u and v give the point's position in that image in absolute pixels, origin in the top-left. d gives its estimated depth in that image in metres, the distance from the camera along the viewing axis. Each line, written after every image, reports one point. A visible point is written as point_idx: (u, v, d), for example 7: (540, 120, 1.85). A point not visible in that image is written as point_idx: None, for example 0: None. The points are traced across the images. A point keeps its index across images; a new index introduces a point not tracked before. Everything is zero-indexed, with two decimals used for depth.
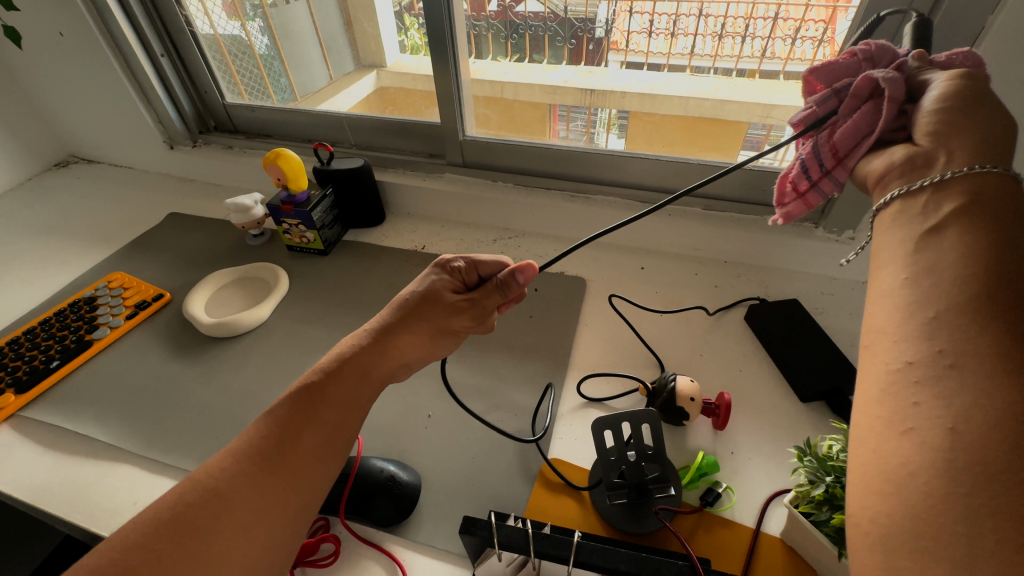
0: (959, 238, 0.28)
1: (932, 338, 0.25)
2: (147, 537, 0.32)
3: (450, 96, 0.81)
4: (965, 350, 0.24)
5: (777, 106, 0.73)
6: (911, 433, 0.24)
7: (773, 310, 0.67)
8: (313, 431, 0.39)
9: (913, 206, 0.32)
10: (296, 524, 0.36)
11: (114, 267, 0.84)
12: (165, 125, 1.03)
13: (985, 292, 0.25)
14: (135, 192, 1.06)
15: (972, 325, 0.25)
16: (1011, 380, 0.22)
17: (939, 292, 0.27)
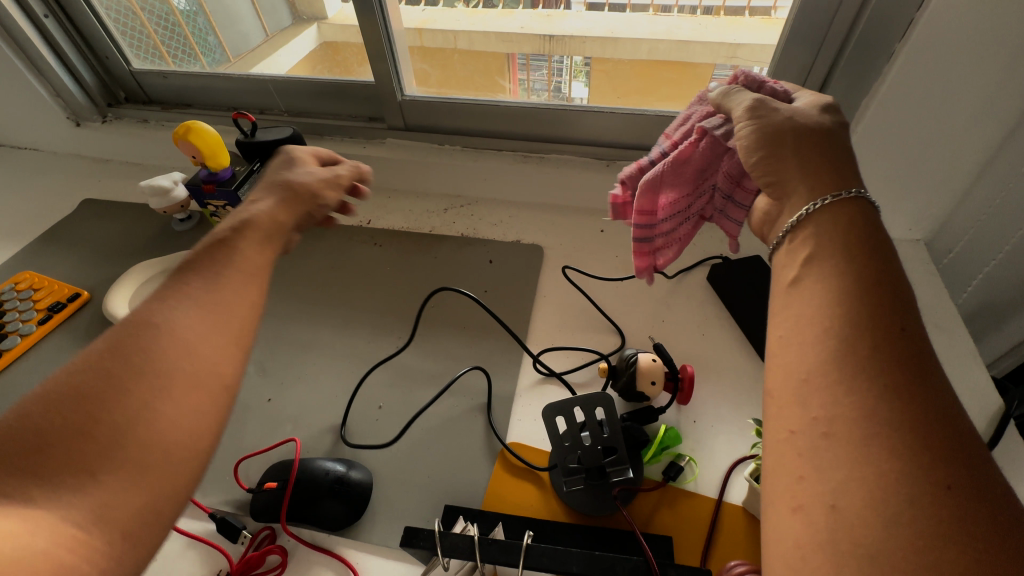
0: (825, 272, 0.28)
1: (820, 366, 0.26)
2: (20, 419, 0.25)
3: (382, 50, 0.72)
4: (850, 376, 0.25)
5: (742, 44, 0.68)
6: (801, 461, 0.25)
7: (735, 269, 0.64)
8: (224, 292, 0.34)
9: (800, 232, 0.31)
10: (218, 389, 0.31)
11: (22, 266, 0.76)
12: (66, 98, 0.91)
13: (879, 321, 0.26)
14: (44, 176, 0.95)
15: (875, 366, 0.24)
16: (909, 406, 0.23)
17: (809, 327, 0.27)
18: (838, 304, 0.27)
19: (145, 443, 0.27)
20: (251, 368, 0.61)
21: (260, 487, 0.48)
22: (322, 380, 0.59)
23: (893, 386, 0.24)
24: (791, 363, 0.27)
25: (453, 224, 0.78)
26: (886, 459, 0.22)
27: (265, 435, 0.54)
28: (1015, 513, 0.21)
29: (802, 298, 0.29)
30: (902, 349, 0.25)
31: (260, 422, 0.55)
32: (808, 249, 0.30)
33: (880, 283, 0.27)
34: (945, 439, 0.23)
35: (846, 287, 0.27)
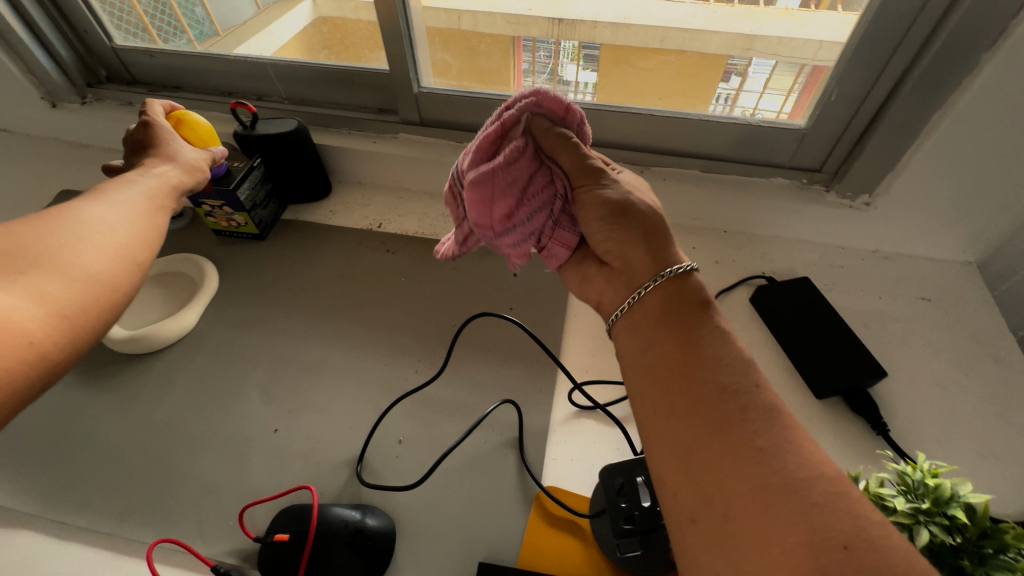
0: (665, 359, 0.34)
1: (690, 458, 0.30)
2: None
3: (399, 35, 0.65)
4: (719, 463, 0.29)
5: (759, 36, 0.62)
6: (715, 561, 0.28)
7: (783, 292, 0.60)
8: (127, 207, 0.43)
9: (643, 315, 0.37)
10: (133, 268, 0.40)
11: None
12: (40, 77, 0.82)
13: (710, 401, 0.31)
14: (17, 163, 0.86)
15: (728, 447, 0.29)
16: (771, 479, 0.28)
17: (671, 414, 0.32)
18: (681, 388, 0.32)
19: (66, 270, 0.34)
20: (255, 393, 0.55)
21: (269, 538, 0.43)
22: (334, 409, 0.53)
23: (750, 463, 0.29)
24: (666, 449, 0.32)
25: None
26: (779, 528, 0.26)
27: (273, 473, 0.49)
28: (889, 533, 0.26)
29: (659, 391, 0.33)
30: (746, 409, 0.31)
31: (267, 456, 0.50)
32: (657, 337, 0.35)
33: (717, 358, 0.33)
34: (817, 485, 0.27)
35: (695, 369, 0.33)
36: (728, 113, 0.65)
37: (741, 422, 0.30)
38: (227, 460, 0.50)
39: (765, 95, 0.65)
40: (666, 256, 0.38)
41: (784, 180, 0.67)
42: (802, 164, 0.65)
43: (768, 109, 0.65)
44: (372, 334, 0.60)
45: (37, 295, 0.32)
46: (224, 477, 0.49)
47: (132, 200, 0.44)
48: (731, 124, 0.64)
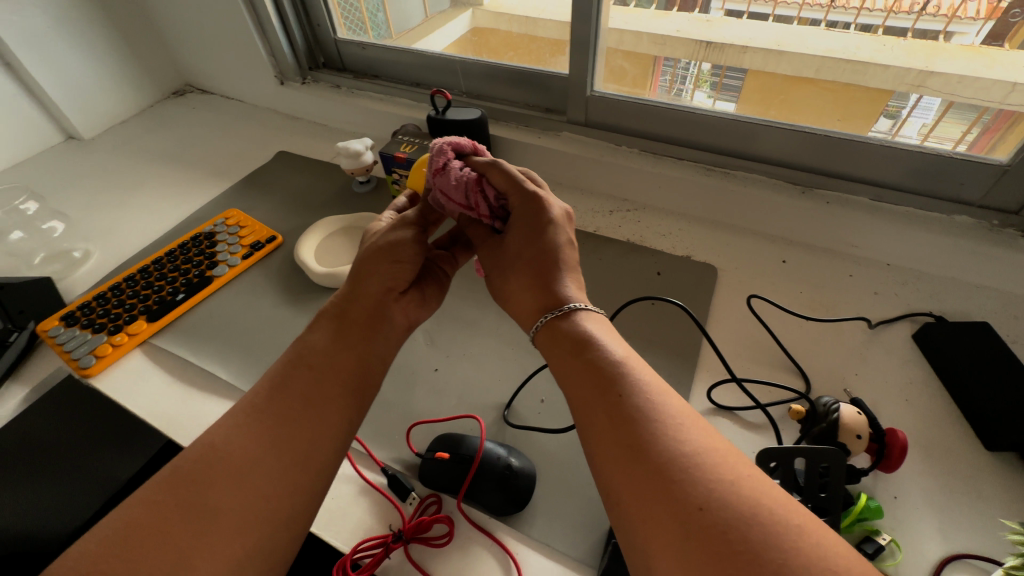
0: (577, 367, 0.38)
1: (602, 440, 0.34)
2: (219, 447, 0.36)
3: (586, 45, 0.71)
4: (626, 442, 0.32)
5: (937, 74, 0.61)
6: (632, 534, 0.30)
7: (955, 333, 0.56)
8: (322, 346, 0.44)
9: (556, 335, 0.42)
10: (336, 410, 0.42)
11: (230, 203, 0.85)
12: (278, 59, 1.01)
13: (601, 391, 0.35)
14: (246, 125, 1.06)
15: (627, 430, 0.33)
16: (659, 452, 0.31)
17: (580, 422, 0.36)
18: (586, 383, 0.37)
19: (281, 418, 0.39)
20: (421, 336, 0.63)
21: (431, 454, 0.50)
22: (487, 362, 0.60)
23: (643, 439, 0.32)
24: (587, 432, 0.35)
25: (617, 227, 0.77)
26: (659, 502, 0.29)
27: (433, 403, 0.56)
28: (752, 499, 0.28)
29: (575, 406, 0.37)
30: (629, 405, 0.34)
31: (428, 389, 0.58)
32: (563, 357, 0.40)
33: (604, 365, 0.37)
34: (695, 465, 0.30)
35: (598, 364, 0.37)
36: (890, 136, 0.64)
37: (625, 414, 0.33)
38: (396, 385, 0.58)
39: (931, 135, 0.63)
40: (551, 280, 0.45)
41: (969, 219, 0.63)
42: (993, 205, 0.61)
43: (937, 138, 0.62)
44: None
45: (259, 440, 0.37)
46: (394, 398, 0.57)
47: (336, 340, 0.45)
48: (914, 151, 0.61)
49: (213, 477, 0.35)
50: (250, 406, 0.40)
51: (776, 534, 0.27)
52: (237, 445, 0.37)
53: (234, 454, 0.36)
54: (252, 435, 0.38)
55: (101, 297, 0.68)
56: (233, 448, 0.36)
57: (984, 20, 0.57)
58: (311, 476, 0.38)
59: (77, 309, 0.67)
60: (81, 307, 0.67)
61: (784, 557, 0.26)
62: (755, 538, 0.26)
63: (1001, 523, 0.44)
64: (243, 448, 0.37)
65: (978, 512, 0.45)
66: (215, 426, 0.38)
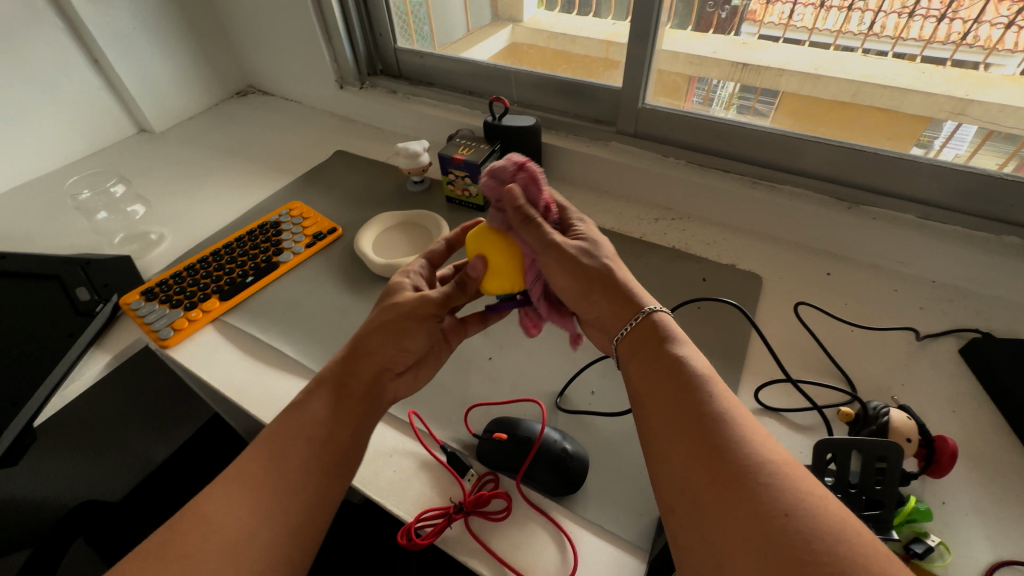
0: (656, 384, 0.39)
1: (682, 443, 0.35)
2: (213, 511, 0.38)
3: (640, 62, 0.75)
4: (709, 444, 0.34)
5: (976, 101, 0.64)
6: (706, 533, 0.32)
7: (1003, 348, 0.57)
8: (321, 413, 0.45)
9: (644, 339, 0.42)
10: (329, 479, 0.42)
11: (292, 196, 0.90)
12: (340, 65, 1.07)
13: (688, 400, 0.37)
14: (305, 126, 1.12)
15: (713, 433, 0.35)
16: (743, 458, 0.33)
17: (659, 421, 0.38)
18: (669, 394, 0.38)
19: (266, 488, 0.40)
20: None
21: (489, 435, 0.52)
22: (539, 354, 0.63)
23: (727, 445, 0.34)
24: (666, 436, 0.37)
25: (663, 234, 0.79)
26: (741, 502, 0.31)
27: (489, 390, 0.59)
28: (833, 510, 0.31)
29: (655, 403, 0.39)
30: (715, 413, 0.36)
31: (484, 376, 0.60)
32: (645, 357, 0.41)
33: (692, 374, 0.38)
34: (779, 471, 0.32)
35: (677, 373, 0.39)
36: (928, 156, 0.66)
37: (712, 420, 0.35)
38: (453, 371, 0.61)
39: (974, 158, 0.65)
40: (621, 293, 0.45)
41: (1018, 239, 0.64)
42: None
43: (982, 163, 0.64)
44: None
45: (242, 511, 0.38)
46: (451, 383, 0.60)
47: (329, 412, 0.45)
48: (959, 171, 0.63)
49: (189, 545, 0.36)
50: (238, 472, 0.41)
51: (857, 544, 0.29)
52: (219, 513, 0.38)
53: (217, 522, 0.37)
54: (235, 504, 0.39)
55: (177, 276, 0.73)
56: (217, 516, 0.38)
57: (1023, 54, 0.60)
58: (290, 559, 0.38)
59: (155, 286, 0.72)
60: (159, 284, 0.72)
61: (868, 562, 0.28)
62: (839, 545, 0.29)
63: None
64: (225, 517, 0.38)
65: None
66: (202, 491, 0.40)
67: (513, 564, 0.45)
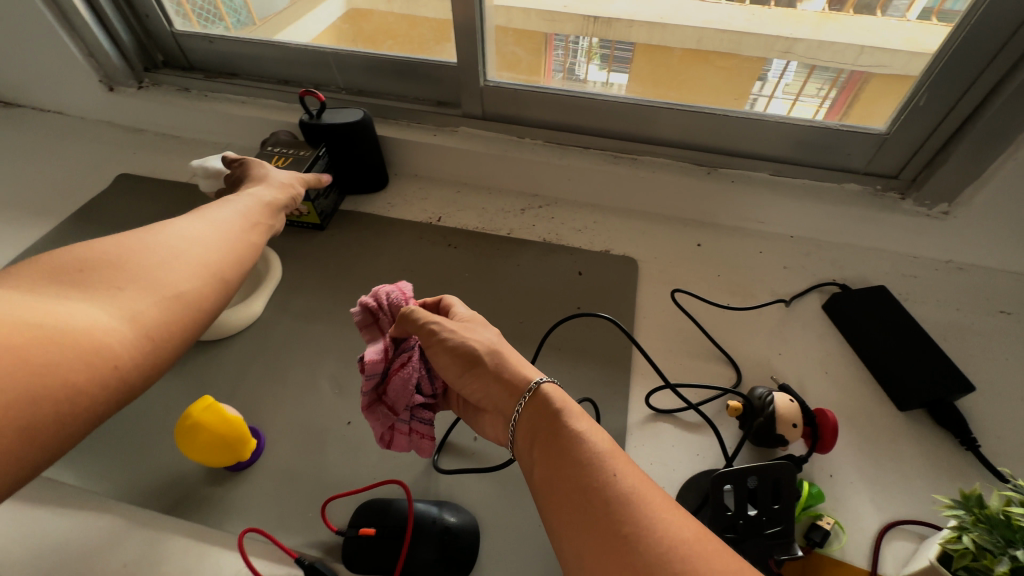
0: (544, 463, 0.33)
1: (588, 529, 0.29)
2: (122, 253, 0.37)
3: (472, 29, 0.64)
4: (615, 526, 0.28)
5: (800, 39, 0.62)
6: None
7: (858, 299, 0.58)
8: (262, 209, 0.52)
9: (537, 415, 0.36)
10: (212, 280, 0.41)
11: (58, 248, 0.68)
12: (100, 60, 0.82)
13: (584, 480, 0.31)
14: (72, 144, 0.86)
15: (618, 512, 0.29)
16: (653, 539, 0.28)
17: (557, 511, 0.31)
18: (566, 471, 0.32)
19: (181, 257, 0.39)
20: (326, 384, 0.54)
21: (354, 532, 0.42)
22: None
23: (636, 525, 0.28)
24: (568, 525, 0.30)
25: (532, 226, 0.72)
26: None
27: (350, 465, 0.48)
28: None
29: (552, 501, 0.32)
30: (623, 500, 0.29)
31: (343, 448, 0.49)
32: (539, 440, 0.35)
33: (589, 453, 0.32)
34: (693, 550, 0.27)
35: (572, 445, 0.33)
36: (760, 112, 0.65)
37: (619, 509, 0.29)
38: (302, 451, 0.49)
39: (799, 102, 0.64)
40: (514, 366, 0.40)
41: (857, 185, 0.66)
42: (878, 170, 0.64)
43: (808, 96, 0.64)
44: None
45: (198, 247, 0.41)
46: (300, 467, 0.48)
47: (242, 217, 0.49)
48: (801, 126, 0.63)
49: (145, 274, 0.37)
50: (138, 242, 0.38)
51: None
52: (172, 262, 0.39)
53: (94, 273, 0.35)
54: (208, 230, 0.44)
55: None
56: (101, 268, 0.35)
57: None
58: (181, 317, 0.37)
59: None
60: None
61: None
62: None
63: (923, 483, 0.47)
64: (196, 236, 0.42)
65: (903, 475, 0.47)
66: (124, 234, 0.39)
67: None
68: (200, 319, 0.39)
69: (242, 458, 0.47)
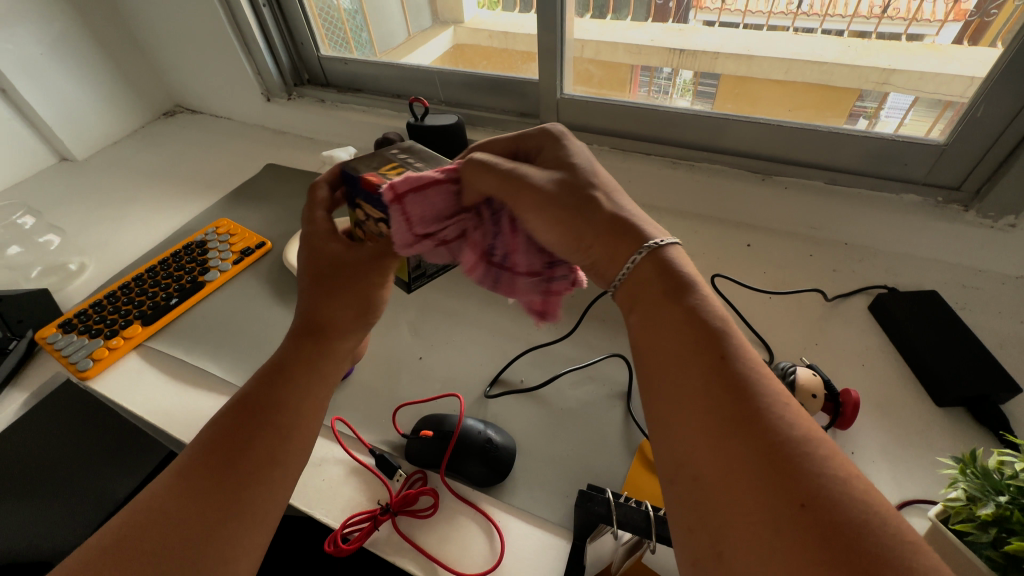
0: (674, 329, 0.33)
1: (695, 424, 0.30)
2: (198, 460, 0.37)
3: (553, 52, 0.76)
4: (720, 428, 0.29)
5: (898, 71, 0.67)
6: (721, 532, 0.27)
7: (906, 300, 0.60)
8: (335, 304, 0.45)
9: (649, 277, 0.36)
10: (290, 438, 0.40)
11: (220, 214, 0.89)
12: (264, 77, 1.05)
13: (704, 366, 0.31)
14: (235, 142, 1.10)
15: (724, 403, 0.29)
16: (751, 434, 0.28)
17: (668, 405, 0.32)
18: (684, 360, 0.32)
19: (251, 440, 0.38)
20: (405, 328, 0.66)
21: (416, 434, 0.52)
22: (469, 349, 0.63)
23: (741, 423, 0.29)
24: (677, 419, 0.31)
25: None
26: (763, 497, 0.26)
27: (417, 388, 0.59)
28: (857, 496, 0.26)
29: (662, 365, 0.33)
30: (741, 383, 0.30)
31: (414, 375, 0.60)
32: (651, 304, 0.35)
33: (709, 327, 0.32)
34: (804, 450, 0.27)
35: (683, 337, 0.33)
36: (866, 130, 0.66)
37: (737, 385, 0.30)
38: (382, 374, 0.61)
39: (903, 126, 0.66)
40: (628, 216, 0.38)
41: (916, 197, 0.67)
42: (937, 181, 0.65)
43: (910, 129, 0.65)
44: (504, 295, 0.69)
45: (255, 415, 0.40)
46: (379, 385, 0.60)
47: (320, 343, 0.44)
48: (860, 137, 0.66)
49: (211, 491, 0.36)
50: (198, 463, 0.37)
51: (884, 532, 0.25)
52: (185, 505, 0.35)
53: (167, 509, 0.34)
54: (277, 386, 0.42)
55: (97, 305, 0.71)
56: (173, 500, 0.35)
57: (941, 24, 0.62)
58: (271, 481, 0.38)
59: (74, 317, 0.69)
60: (78, 314, 0.70)
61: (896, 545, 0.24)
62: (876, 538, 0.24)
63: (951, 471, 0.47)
64: (266, 396, 0.41)
65: (931, 462, 0.48)
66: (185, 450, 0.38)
67: (442, 558, 0.45)
68: (284, 470, 0.39)
69: None
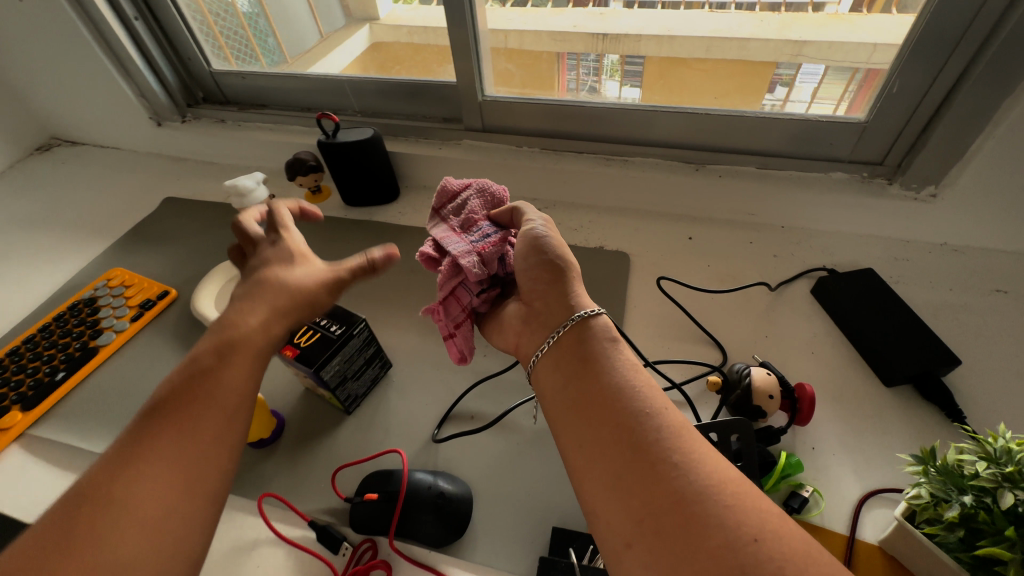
0: (588, 388, 0.36)
1: (625, 476, 0.31)
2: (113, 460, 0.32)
3: (467, 49, 0.70)
4: (648, 472, 0.30)
5: (808, 42, 0.64)
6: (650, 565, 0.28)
7: (845, 280, 0.60)
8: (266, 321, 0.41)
9: (564, 347, 0.39)
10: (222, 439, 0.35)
11: (113, 262, 0.78)
12: (149, 99, 0.93)
13: (619, 430, 0.33)
14: (125, 175, 0.98)
15: (648, 458, 0.31)
16: (671, 478, 0.30)
17: (594, 458, 0.33)
18: (602, 417, 0.34)
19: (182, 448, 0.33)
20: None
21: (359, 498, 0.47)
22: (412, 388, 0.58)
23: (666, 470, 0.30)
24: (601, 474, 0.32)
25: None
26: (694, 533, 0.27)
27: (358, 442, 0.53)
28: (780, 530, 0.28)
29: (579, 420, 0.35)
30: (663, 430, 0.32)
31: (352, 428, 0.54)
32: (573, 368, 0.37)
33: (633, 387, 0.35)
34: (718, 488, 0.29)
35: (607, 399, 0.34)
36: (780, 105, 0.66)
37: (653, 435, 0.32)
38: (317, 431, 0.55)
39: (818, 94, 0.66)
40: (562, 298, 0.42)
41: (844, 173, 0.67)
42: (861, 158, 0.66)
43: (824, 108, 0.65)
44: None
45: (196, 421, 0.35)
46: (315, 444, 0.53)
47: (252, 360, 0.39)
48: (783, 120, 0.65)
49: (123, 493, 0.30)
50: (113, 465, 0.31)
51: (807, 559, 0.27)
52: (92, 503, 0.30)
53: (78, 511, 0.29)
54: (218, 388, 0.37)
55: None
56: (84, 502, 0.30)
57: None
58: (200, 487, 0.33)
59: None
60: None
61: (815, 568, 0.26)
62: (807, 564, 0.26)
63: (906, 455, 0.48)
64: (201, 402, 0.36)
65: (887, 447, 0.48)
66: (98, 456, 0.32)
67: None
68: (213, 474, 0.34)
69: (265, 435, 0.53)
